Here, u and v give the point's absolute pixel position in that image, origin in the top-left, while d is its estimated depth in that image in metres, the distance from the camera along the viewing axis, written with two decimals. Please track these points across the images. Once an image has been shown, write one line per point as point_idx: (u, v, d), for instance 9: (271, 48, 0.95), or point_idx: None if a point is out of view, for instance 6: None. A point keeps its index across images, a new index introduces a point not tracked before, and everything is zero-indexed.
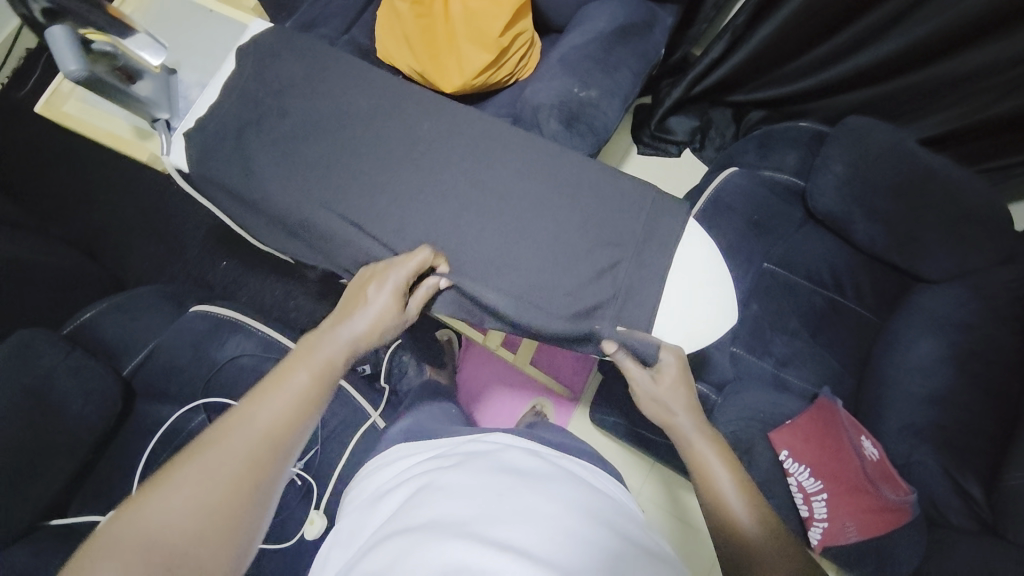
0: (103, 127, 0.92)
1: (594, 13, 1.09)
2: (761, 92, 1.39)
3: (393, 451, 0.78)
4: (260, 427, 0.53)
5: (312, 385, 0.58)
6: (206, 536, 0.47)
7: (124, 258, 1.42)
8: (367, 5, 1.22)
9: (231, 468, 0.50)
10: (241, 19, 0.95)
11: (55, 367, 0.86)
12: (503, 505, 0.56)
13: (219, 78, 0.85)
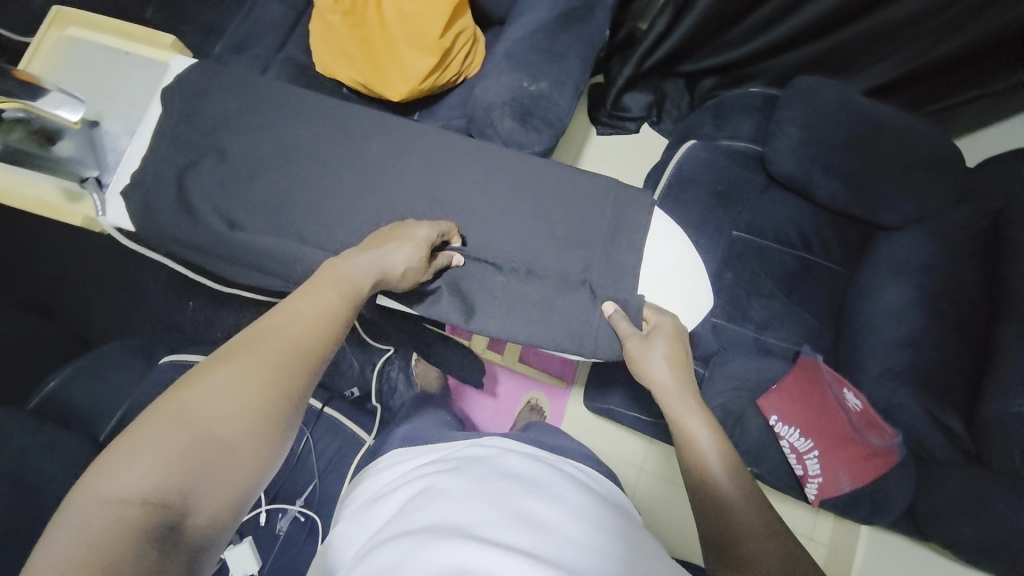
0: (29, 194, 0.86)
1: (532, 2, 1.06)
2: (709, 59, 1.39)
3: (389, 457, 0.79)
4: (297, 335, 0.51)
5: (345, 303, 0.57)
6: (253, 422, 0.44)
7: (84, 313, 1.36)
8: (299, 19, 1.17)
9: (277, 359, 0.48)
10: (162, 57, 0.93)
11: (28, 445, 0.82)
12: (497, 504, 0.56)
13: (148, 123, 0.83)
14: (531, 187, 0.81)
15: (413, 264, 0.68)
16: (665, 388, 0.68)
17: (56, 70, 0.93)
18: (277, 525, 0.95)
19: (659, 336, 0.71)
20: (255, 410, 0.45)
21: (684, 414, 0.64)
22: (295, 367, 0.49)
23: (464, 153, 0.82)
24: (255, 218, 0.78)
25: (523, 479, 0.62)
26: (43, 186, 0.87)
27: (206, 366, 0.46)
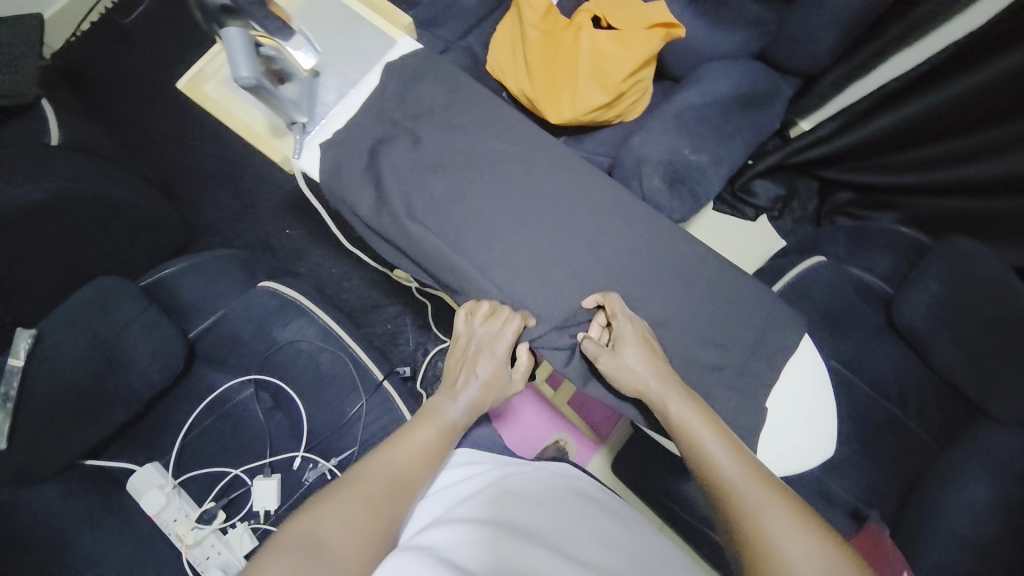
0: (239, 119, 0.86)
1: (714, 73, 1.05)
2: (855, 175, 1.29)
3: (462, 450, 0.79)
4: (391, 475, 0.65)
5: (436, 443, 0.69)
6: (354, 555, 0.57)
7: (197, 204, 1.45)
8: (488, 14, 1.21)
9: (374, 498, 0.62)
10: (392, 33, 0.90)
11: (131, 322, 0.89)
12: (566, 523, 0.64)
13: (363, 90, 0.87)
14: (670, 264, 0.80)
15: (488, 389, 0.74)
16: (686, 429, 0.65)
17: (299, 10, 0.90)
18: (304, 474, 0.96)
19: (625, 351, 0.71)
20: (360, 538, 0.59)
21: (724, 458, 0.62)
22: (389, 501, 0.62)
23: (614, 207, 0.82)
24: (392, 199, 0.80)
25: (587, 504, 0.70)
26: (252, 115, 0.86)
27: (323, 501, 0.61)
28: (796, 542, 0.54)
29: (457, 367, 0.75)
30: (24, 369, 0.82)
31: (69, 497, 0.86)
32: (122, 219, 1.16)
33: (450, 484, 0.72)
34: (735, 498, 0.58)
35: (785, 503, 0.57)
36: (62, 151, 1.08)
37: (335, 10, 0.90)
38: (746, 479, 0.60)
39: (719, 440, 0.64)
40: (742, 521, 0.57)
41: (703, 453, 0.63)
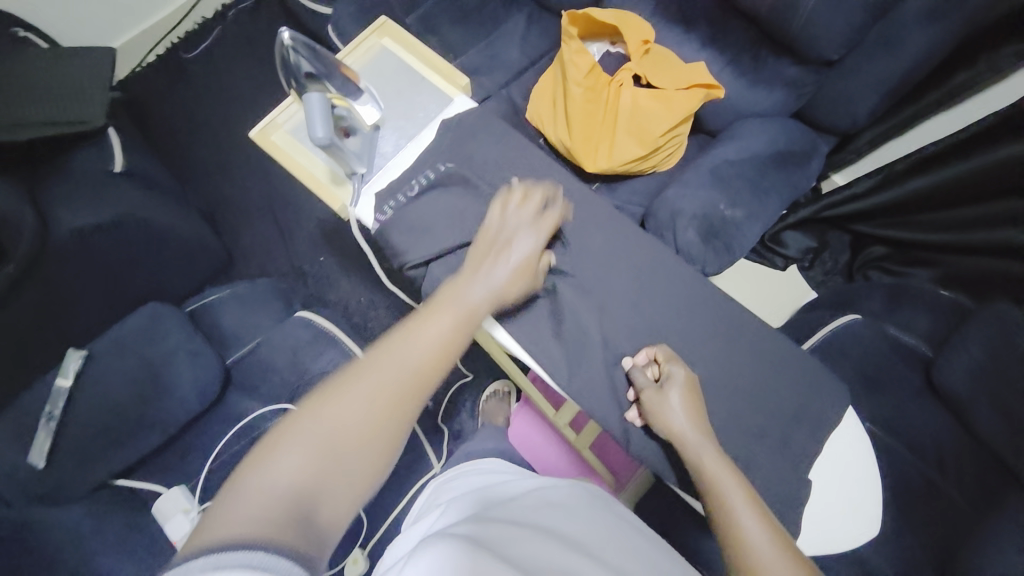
0: (302, 167, 0.89)
1: (751, 129, 1.07)
2: (889, 231, 1.29)
3: (488, 465, 0.91)
4: (410, 367, 0.55)
5: (452, 334, 0.59)
6: (366, 445, 0.50)
7: (238, 230, 1.51)
8: (529, 66, 1.27)
9: (394, 393, 0.53)
10: (450, 91, 0.93)
11: (177, 349, 0.91)
12: (588, 526, 0.67)
13: (419, 143, 0.89)
14: (709, 320, 0.80)
15: (517, 277, 0.67)
16: (716, 484, 0.62)
17: (366, 69, 0.95)
18: None
19: (668, 397, 0.69)
20: (376, 436, 0.51)
21: (752, 527, 0.58)
22: (403, 402, 0.53)
23: (654, 262, 0.84)
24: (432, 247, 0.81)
25: (607, 514, 0.73)
26: (314, 162, 0.89)
27: (341, 390, 0.52)
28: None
29: (484, 251, 0.68)
30: (71, 391, 0.86)
31: (99, 517, 0.88)
32: (173, 245, 1.21)
33: (477, 494, 0.78)
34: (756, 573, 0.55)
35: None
36: (122, 180, 1.15)
37: (395, 67, 0.95)
38: (770, 553, 0.56)
39: (750, 505, 0.60)
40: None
41: (729, 516, 0.60)
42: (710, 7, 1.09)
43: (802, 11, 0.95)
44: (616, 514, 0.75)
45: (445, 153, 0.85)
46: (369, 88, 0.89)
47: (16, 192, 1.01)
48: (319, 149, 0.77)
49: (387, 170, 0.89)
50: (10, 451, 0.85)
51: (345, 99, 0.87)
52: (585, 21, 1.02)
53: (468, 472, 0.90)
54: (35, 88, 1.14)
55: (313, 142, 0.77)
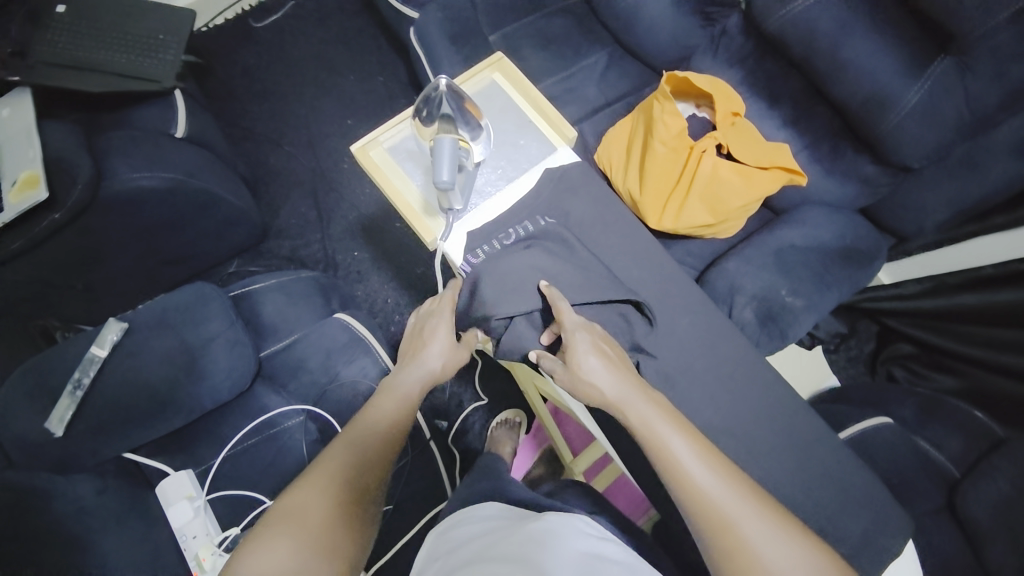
0: (399, 191, 0.88)
1: (820, 217, 1.07)
2: (918, 332, 1.28)
3: (483, 510, 0.86)
4: (362, 458, 0.70)
5: (394, 420, 0.75)
6: (332, 533, 0.62)
7: (277, 207, 1.48)
8: (604, 106, 1.26)
9: (347, 465, 0.69)
10: (556, 141, 0.93)
11: (216, 337, 0.88)
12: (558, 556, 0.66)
13: (517, 188, 0.90)
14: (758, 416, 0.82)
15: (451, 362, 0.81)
16: (654, 440, 0.67)
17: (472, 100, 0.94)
18: None
19: (581, 363, 0.71)
20: (340, 497, 0.65)
21: (699, 471, 0.64)
22: (358, 491, 0.67)
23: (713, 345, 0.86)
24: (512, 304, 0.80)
25: (591, 555, 0.70)
26: (410, 190, 0.88)
27: (301, 487, 0.65)
28: (774, 554, 0.61)
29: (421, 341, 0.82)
30: (104, 360, 0.84)
31: (104, 492, 0.85)
32: (216, 216, 1.18)
33: (475, 545, 0.74)
34: (715, 512, 0.62)
35: (757, 510, 0.63)
36: (180, 143, 1.13)
37: (503, 104, 0.94)
38: (715, 482, 0.64)
39: (687, 448, 0.66)
40: (724, 537, 0.62)
41: (677, 464, 0.65)
42: (800, 88, 1.09)
43: (894, 116, 0.96)
44: (606, 561, 0.70)
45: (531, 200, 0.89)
46: (485, 125, 0.89)
47: (76, 139, 0.98)
48: (438, 190, 0.78)
49: (481, 211, 0.89)
50: (28, 410, 0.82)
51: (466, 137, 0.86)
52: (677, 80, 1.02)
53: (465, 517, 0.85)
54: (110, 37, 1.13)
55: (433, 181, 0.78)
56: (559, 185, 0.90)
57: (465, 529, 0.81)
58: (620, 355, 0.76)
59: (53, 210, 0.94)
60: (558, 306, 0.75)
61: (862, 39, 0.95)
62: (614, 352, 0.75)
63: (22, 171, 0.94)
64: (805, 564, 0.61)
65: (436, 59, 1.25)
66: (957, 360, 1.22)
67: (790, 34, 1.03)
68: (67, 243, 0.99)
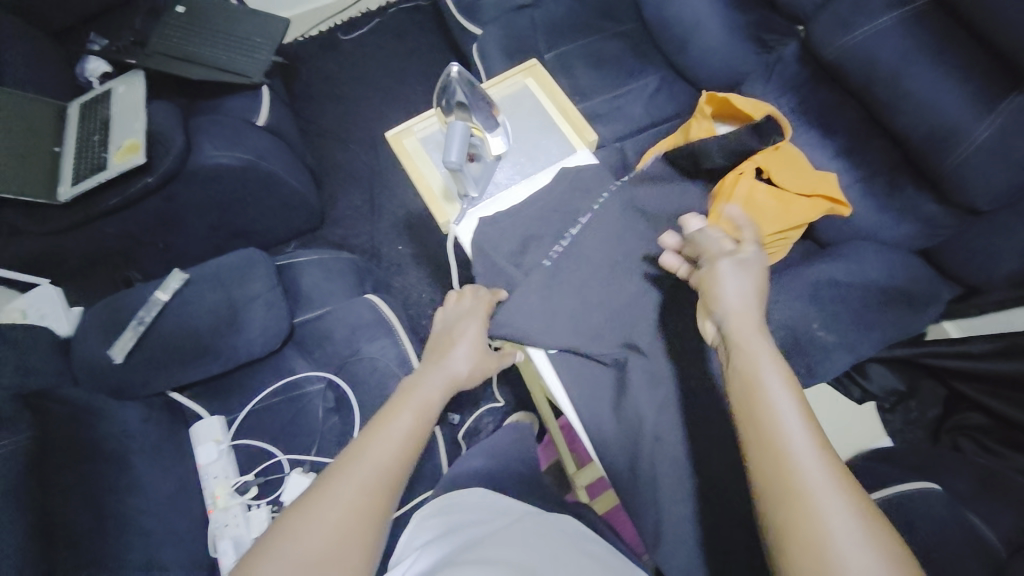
0: (422, 173, 0.96)
1: (869, 253, 1.00)
2: (986, 398, 1.14)
3: (473, 494, 0.93)
4: (378, 466, 0.67)
5: (413, 425, 0.73)
6: (343, 548, 0.60)
7: (336, 198, 1.61)
8: (649, 126, 1.27)
9: (365, 476, 0.66)
10: (576, 142, 0.97)
11: (259, 295, 0.98)
12: (546, 556, 0.73)
13: (535, 184, 0.94)
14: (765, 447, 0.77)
15: (484, 368, 0.85)
16: (743, 363, 0.58)
17: (503, 100, 1.01)
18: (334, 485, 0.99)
19: (717, 274, 0.66)
20: (356, 512, 0.63)
21: (787, 420, 0.52)
22: (381, 495, 0.65)
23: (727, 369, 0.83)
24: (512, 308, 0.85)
25: (574, 554, 0.76)
26: (434, 175, 0.96)
27: (313, 494, 0.64)
28: (856, 553, 0.45)
29: (439, 341, 0.85)
30: (164, 305, 0.96)
31: (147, 422, 0.96)
32: (280, 197, 1.31)
33: (459, 531, 0.81)
34: (787, 471, 0.50)
35: (853, 500, 0.48)
36: (260, 130, 1.28)
37: (533, 108, 1.00)
38: (805, 445, 0.51)
39: (793, 406, 0.53)
40: (793, 502, 0.49)
41: (760, 406, 0.54)
42: (858, 118, 1.04)
43: (960, 151, 0.89)
44: (591, 557, 0.77)
45: (556, 203, 0.91)
46: (504, 121, 0.96)
47: (174, 116, 1.14)
48: (448, 170, 0.86)
49: (497, 202, 0.94)
50: (98, 339, 0.94)
51: (482, 128, 0.94)
52: (719, 102, 1.02)
53: (454, 503, 0.91)
54: (217, 36, 1.31)
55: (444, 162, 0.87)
56: (574, 184, 0.92)
57: (462, 516, 0.85)
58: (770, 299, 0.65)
59: (147, 174, 1.09)
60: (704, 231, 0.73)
61: (927, 69, 0.90)
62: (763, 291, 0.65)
63: (126, 140, 1.10)
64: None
65: (491, 72, 1.32)
66: None
67: (848, 63, 1.00)
68: (154, 206, 1.15)
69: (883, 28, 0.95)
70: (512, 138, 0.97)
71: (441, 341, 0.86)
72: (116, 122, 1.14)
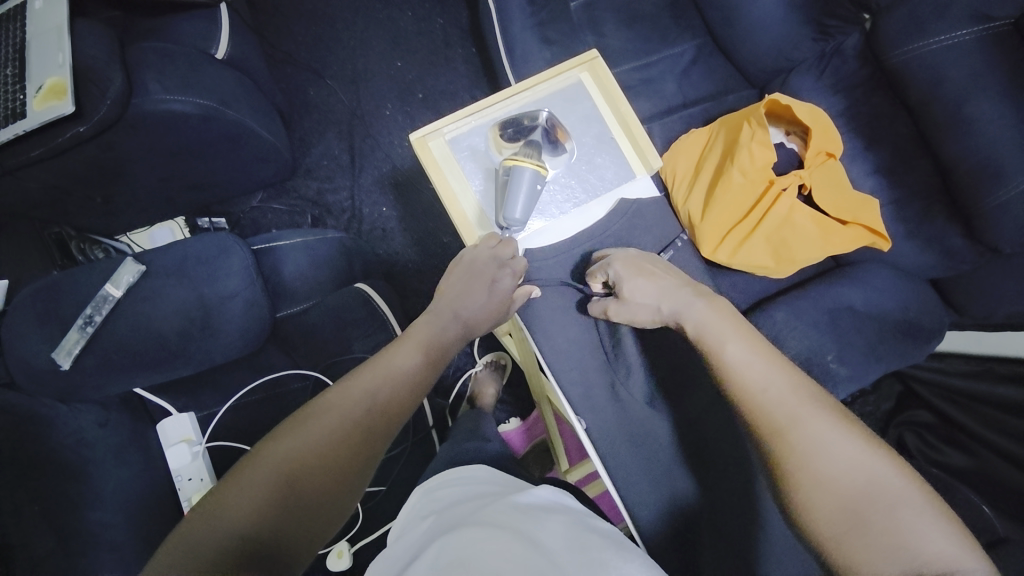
0: (458, 197, 0.82)
1: (885, 282, 0.98)
2: (935, 400, 1.08)
3: (478, 469, 0.83)
4: (374, 403, 0.61)
5: (423, 370, 0.68)
6: (331, 482, 0.55)
7: (309, 144, 1.38)
8: (680, 107, 1.15)
9: (362, 413, 0.60)
10: (636, 168, 0.86)
11: (236, 294, 0.86)
12: (546, 524, 0.62)
13: (575, 206, 0.84)
14: None
15: (486, 314, 0.75)
16: (709, 342, 0.66)
17: (554, 99, 0.86)
18: None
19: (632, 290, 0.75)
20: (348, 450, 0.57)
21: (756, 370, 0.61)
22: (373, 432, 0.60)
23: None
24: (550, 334, 0.83)
25: (581, 532, 0.62)
26: (466, 193, 0.82)
27: (302, 419, 0.58)
28: (840, 451, 0.54)
29: (463, 284, 0.74)
30: (118, 301, 0.82)
31: (106, 426, 0.85)
32: (247, 149, 1.11)
33: (467, 502, 0.70)
34: (768, 411, 0.58)
35: (828, 415, 0.57)
36: (220, 66, 1.05)
37: (578, 111, 0.86)
38: (775, 384, 0.60)
39: (745, 348, 0.64)
40: (781, 435, 0.57)
41: (729, 369, 0.63)
42: (903, 134, 0.97)
43: (1004, 192, 0.83)
44: (591, 532, 0.63)
45: (586, 217, 0.85)
46: (564, 148, 0.84)
47: (108, 47, 0.90)
48: (511, 214, 0.74)
49: (544, 233, 0.84)
50: (37, 334, 0.80)
51: (544, 160, 0.82)
52: (773, 103, 0.92)
53: (454, 477, 0.80)
54: None
55: (507, 204, 0.74)
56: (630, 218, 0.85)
57: (457, 492, 0.75)
58: (669, 269, 0.77)
59: (78, 123, 0.87)
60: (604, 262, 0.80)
61: (991, 99, 0.83)
62: (660, 266, 0.78)
63: (49, 78, 0.87)
64: (878, 464, 0.53)
65: (506, 14, 1.11)
66: (962, 444, 0.99)
67: (911, 73, 0.92)
68: (90, 158, 0.93)
69: (958, 44, 0.86)
70: (565, 160, 0.85)
71: (451, 279, 0.76)
72: (36, 49, 0.90)
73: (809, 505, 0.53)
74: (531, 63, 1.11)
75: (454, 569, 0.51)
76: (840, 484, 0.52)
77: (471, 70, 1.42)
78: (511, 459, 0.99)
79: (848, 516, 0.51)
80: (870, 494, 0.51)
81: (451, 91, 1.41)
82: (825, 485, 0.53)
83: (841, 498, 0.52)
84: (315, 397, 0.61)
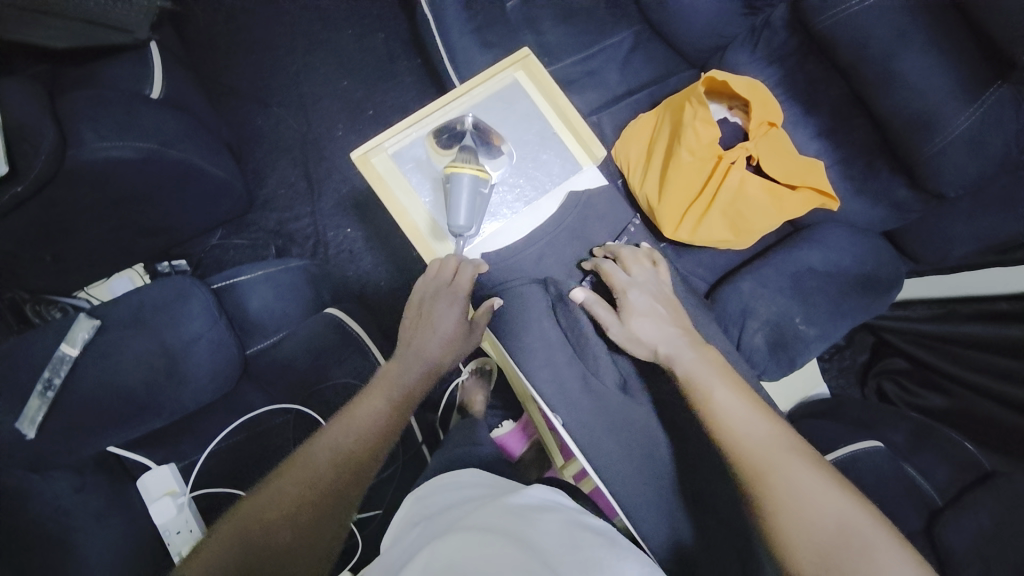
0: (406, 211, 0.82)
1: (842, 239, 1.01)
2: (907, 347, 1.12)
3: (466, 474, 0.82)
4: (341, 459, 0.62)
5: (391, 418, 0.69)
6: (298, 542, 0.56)
7: (264, 175, 1.36)
8: (625, 96, 1.16)
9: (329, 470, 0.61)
10: (580, 159, 0.89)
11: (200, 337, 0.85)
12: (539, 525, 0.62)
13: (524, 205, 0.87)
14: None
15: (449, 345, 0.75)
16: (696, 385, 0.67)
17: (491, 102, 0.88)
18: None
19: (638, 321, 0.75)
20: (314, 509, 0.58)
21: (742, 418, 0.62)
22: (341, 486, 0.61)
23: None
24: (517, 332, 0.83)
25: (572, 531, 0.62)
26: (415, 205, 0.83)
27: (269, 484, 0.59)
28: (818, 497, 0.55)
29: (423, 322, 0.75)
30: (75, 361, 0.80)
31: (83, 489, 0.82)
32: (199, 188, 1.09)
33: (457, 507, 0.70)
34: (753, 455, 0.59)
35: (807, 462, 0.58)
36: (158, 107, 1.03)
37: (515, 112, 0.88)
38: (757, 430, 0.61)
39: (731, 395, 0.65)
40: (763, 477, 0.58)
41: (718, 411, 0.64)
42: (839, 96, 1.00)
43: (940, 139, 0.87)
44: (582, 529, 0.63)
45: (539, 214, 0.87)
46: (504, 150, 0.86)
47: (37, 102, 0.88)
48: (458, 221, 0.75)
49: (499, 235, 0.86)
50: None
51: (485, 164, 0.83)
52: (710, 80, 0.94)
53: (443, 484, 0.79)
54: None
55: (453, 212, 0.75)
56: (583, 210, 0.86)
57: (447, 497, 0.75)
58: (678, 313, 0.77)
59: (14, 183, 0.84)
60: (615, 279, 0.79)
61: (915, 51, 0.86)
62: (670, 309, 0.77)
63: None
64: (851, 508, 0.54)
65: (443, 24, 1.12)
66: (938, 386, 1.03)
67: (836, 37, 0.95)
68: (33, 218, 0.90)
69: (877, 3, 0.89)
70: (508, 161, 0.87)
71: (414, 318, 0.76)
72: None
73: (789, 544, 0.54)
74: (475, 69, 1.12)
75: (447, 574, 0.51)
76: (822, 527, 0.54)
77: (418, 82, 1.42)
78: (505, 463, 0.98)
79: (827, 562, 0.52)
80: (848, 536, 0.53)
81: (401, 104, 1.41)
82: (801, 527, 0.54)
83: (823, 540, 0.53)
84: (285, 461, 0.62)
